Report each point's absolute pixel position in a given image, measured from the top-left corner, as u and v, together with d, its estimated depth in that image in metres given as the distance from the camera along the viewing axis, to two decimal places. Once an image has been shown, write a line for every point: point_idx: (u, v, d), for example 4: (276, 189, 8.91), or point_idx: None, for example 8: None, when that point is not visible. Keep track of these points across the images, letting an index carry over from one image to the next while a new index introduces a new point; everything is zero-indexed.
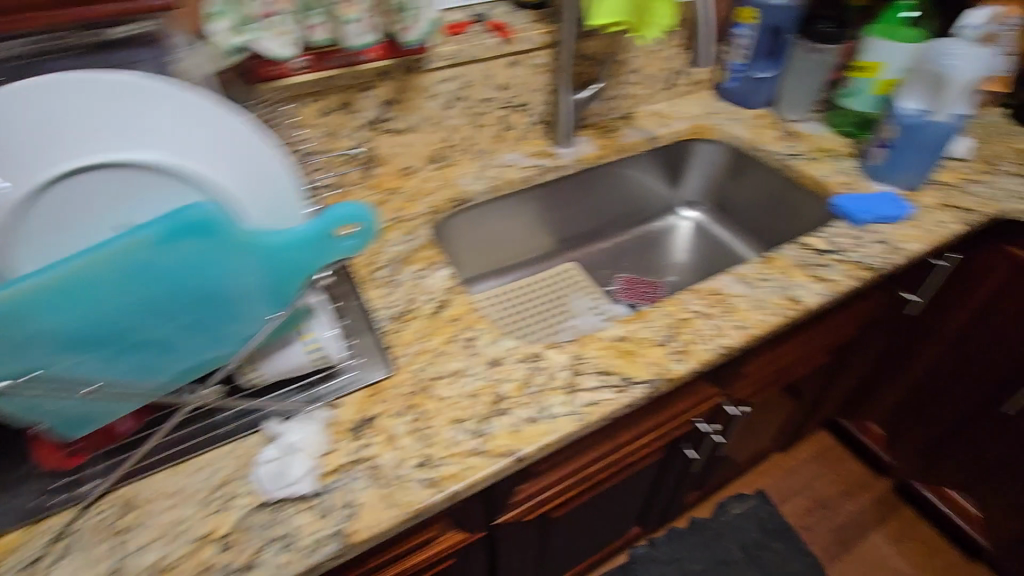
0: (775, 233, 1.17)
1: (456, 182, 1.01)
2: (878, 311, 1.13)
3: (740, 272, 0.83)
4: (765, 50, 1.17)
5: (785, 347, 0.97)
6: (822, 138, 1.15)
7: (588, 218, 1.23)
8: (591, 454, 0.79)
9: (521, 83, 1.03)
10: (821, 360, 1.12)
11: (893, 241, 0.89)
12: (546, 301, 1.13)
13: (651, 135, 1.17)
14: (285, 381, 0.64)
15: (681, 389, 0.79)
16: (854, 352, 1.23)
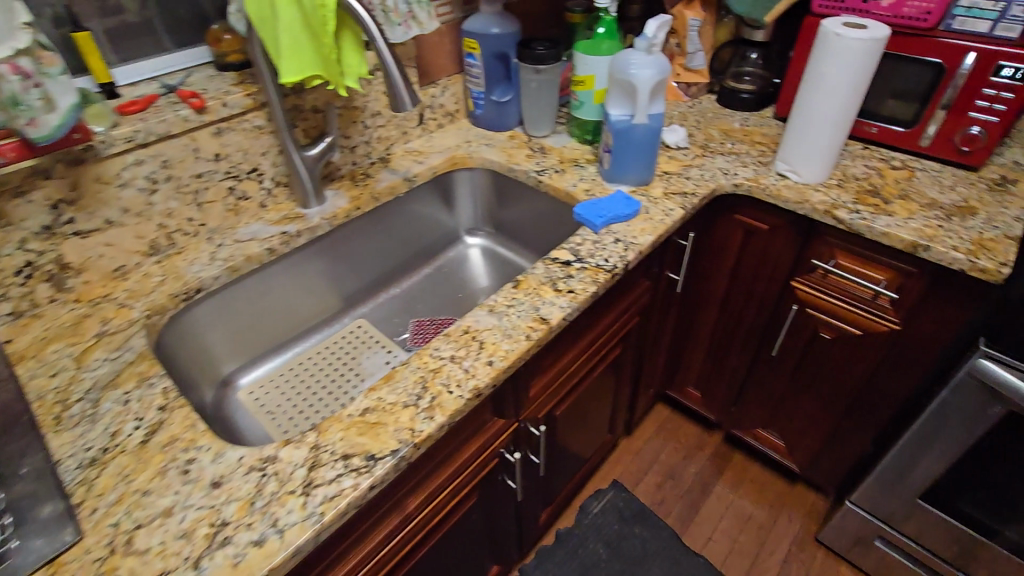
0: (547, 243, 1.23)
1: (184, 272, 0.90)
2: (654, 295, 1.22)
3: (489, 303, 0.82)
4: (497, 76, 1.23)
5: (570, 355, 1.00)
6: (567, 149, 1.21)
7: (368, 269, 1.19)
8: (379, 536, 0.73)
9: (238, 150, 0.96)
10: (616, 352, 1.19)
11: (627, 239, 0.95)
12: (334, 370, 1.06)
13: (407, 175, 1.16)
14: None
15: (450, 435, 0.76)
16: (648, 334, 1.33)
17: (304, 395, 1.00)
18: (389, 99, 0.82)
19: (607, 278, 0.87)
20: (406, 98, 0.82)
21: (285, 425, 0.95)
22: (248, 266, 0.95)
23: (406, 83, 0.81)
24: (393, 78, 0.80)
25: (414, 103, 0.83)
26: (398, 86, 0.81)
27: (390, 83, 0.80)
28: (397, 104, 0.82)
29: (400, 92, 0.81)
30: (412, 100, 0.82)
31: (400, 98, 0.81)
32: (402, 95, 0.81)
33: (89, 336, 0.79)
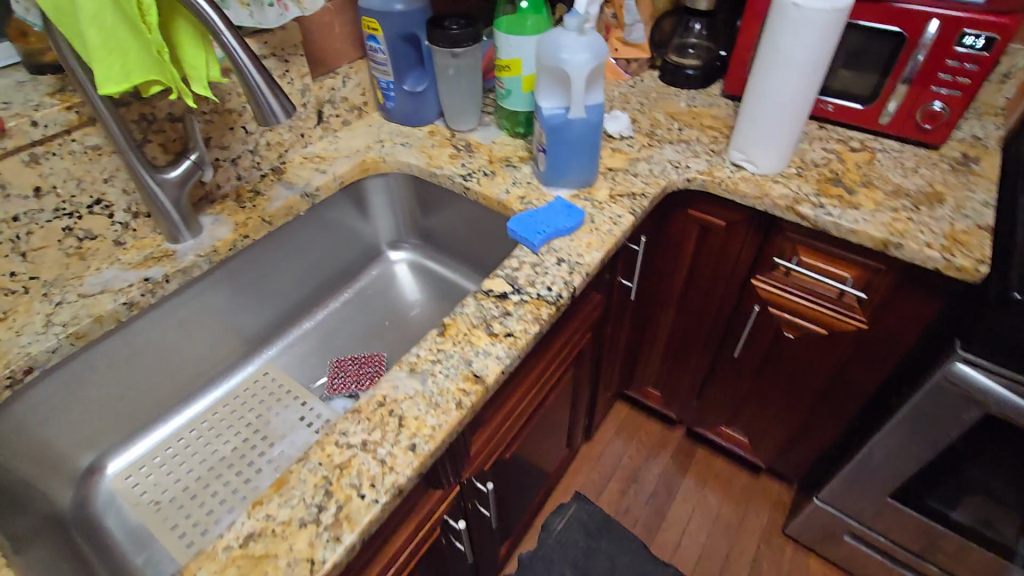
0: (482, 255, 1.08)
1: (6, 349, 0.69)
2: (608, 303, 1.10)
3: (409, 360, 0.66)
4: (409, 61, 1.04)
5: (518, 394, 0.86)
6: (497, 145, 1.05)
7: (271, 304, 1.01)
8: None
9: (68, 179, 0.74)
10: (570, 373, 1.06)
11: (572, 258, 0.80)
12: (237, 435, 0.88)
13: (306, 189, 0.96)
14: None
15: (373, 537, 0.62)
16: (604, 343, 1.21)
17: (199, 474, 0.83)
18: (253, 113, 0.63)
19: (551, 311, 0.73)
20: (276, 108, 0.63)
21: (174, 520, 0.78)
22: (98, 329, 0.75)
23: (273, 89, 0.62)
24: (255, 84, 0.61)
25: (288, 114, 0.65)
26: (263, 94, 0.62)
27: (251, 91, 0.61)
28: (265, 117, 0.63)
29: (266, 102, 0.62)
30: (285, 111, 0.64)
31: (268, 109, 0.63)
32: (271, 105, 0.63)
33: None
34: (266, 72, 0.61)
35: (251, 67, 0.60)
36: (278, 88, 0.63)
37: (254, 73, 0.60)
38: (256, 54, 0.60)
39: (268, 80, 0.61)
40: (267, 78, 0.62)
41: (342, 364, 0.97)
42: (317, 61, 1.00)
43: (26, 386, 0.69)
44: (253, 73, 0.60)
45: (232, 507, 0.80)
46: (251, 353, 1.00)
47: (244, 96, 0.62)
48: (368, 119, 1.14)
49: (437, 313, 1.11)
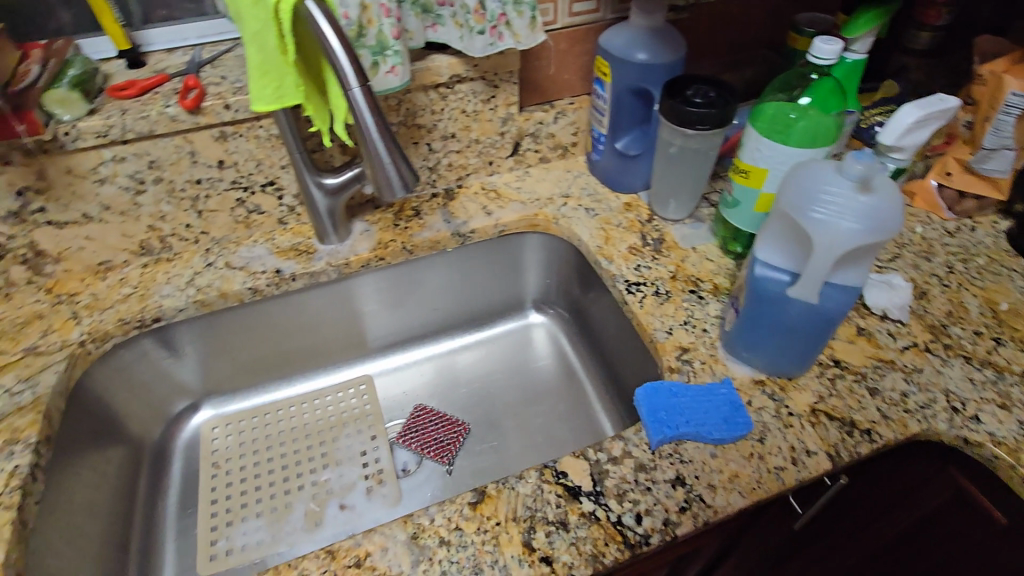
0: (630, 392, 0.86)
1: (151, 293, 0.77)
2: (758, 523, 0.71)
3: (417, 521, 0.53)
4: (633, 119, 0.85)
5: None
6: (695, 255, 0.81)
7: (394, 320, 0.98)
8: None
9: (248, 159, 0.78)
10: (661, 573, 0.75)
11: (697, 487, 0.55)
12: (305, 438, 0.89)
13: (462, 228, 0.88)
14: None
15: None
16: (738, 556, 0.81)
17: (260, 459, 0.86)
18: (372, 179, 0.55)
19: (620, 558, 0.51)
20: (394, 178, 0.54)
21: (218, 492, 0.81)
22: (223, 302, 0.79)
23: (395, 158, 0.53)
24: (375, 149, 0.52)
25: (408, 186, 0.55)
26: (383, 160, 0.53)
27: (373, 156, 0.53)
28: (380, 186, 0.54)
29: (384, 171, 0.54)
30: (404, 183, 0.55)
31: (386, 179, 0.54)
32: (390, 174, 0.54)
33: (19, 348, 0.71)
34: (389, 138, 0.52)
35: (374, 130, 0.51)
36: (402, 157, 0.54)
37: (376, 137, 0.51)
38: (384, 117, 0.52)
39: (390, 148, 0.52)
40: (394, 145, 0.53)
41: (423, 418, 0.92)
42: (537, 88, 0.90)
43: (152, 328, 0.77)
44: (374, 137, 0.52)
45: (259, 513, 0.80)
46: (362, 357, 1.00)
47: (365, 159, 0.54)
48: (569, 162, 0.99)
49: (549, 402, 0.94)
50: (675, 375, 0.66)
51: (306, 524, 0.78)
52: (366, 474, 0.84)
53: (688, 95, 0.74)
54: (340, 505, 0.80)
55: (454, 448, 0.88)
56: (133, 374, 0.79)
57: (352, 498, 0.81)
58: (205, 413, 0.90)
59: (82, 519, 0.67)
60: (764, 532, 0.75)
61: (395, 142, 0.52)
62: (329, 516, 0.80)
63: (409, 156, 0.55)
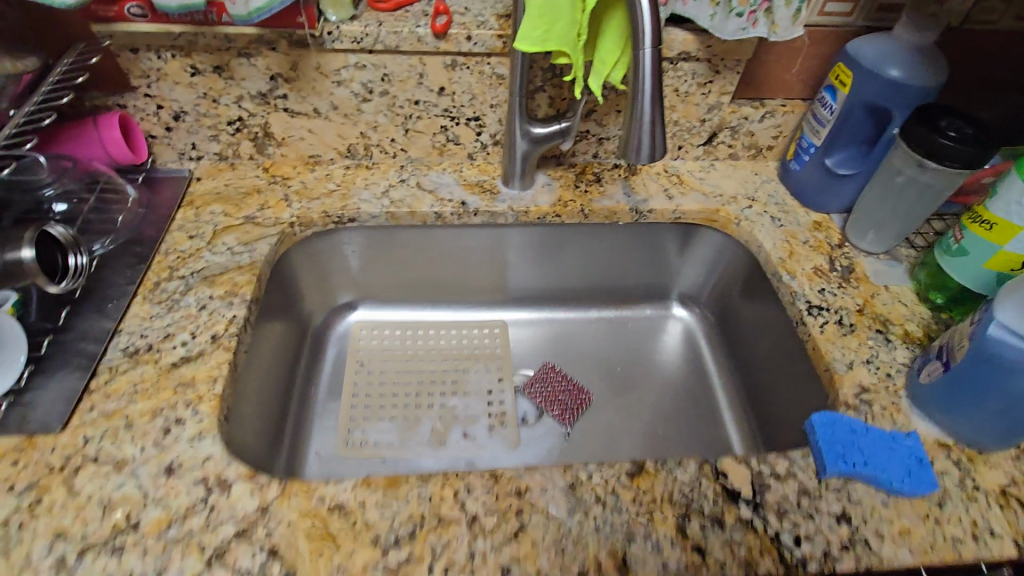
0: (771, 412, 0.83)
1: (351, 195, 0.83)
2: None
3: (577, 473, 0.56)
4: (857, 135, 0.79)
5: None
6: (887, 294, 0.76)
7: (542, 276, 1.00)
8: None
9: (465, 90, 0.81)
10: None
11: (862, 529, 0.54)
12: (439, 363, 0.94)
13: (641, 205, 0.87)
14: None
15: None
16: None
17: (398, 370, 0.92)
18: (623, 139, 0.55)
19: (774, 572, 0.51)
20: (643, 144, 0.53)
21: (360, 387, 0.89)
22: (409, 219, 0.84)
23: (654, 126, 0.52)
24: (640, 111, 0.52)
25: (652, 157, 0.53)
26: (643, 125, 0.52)
27: (634, 119, 0.52)
28: (627, 149, 0.54)
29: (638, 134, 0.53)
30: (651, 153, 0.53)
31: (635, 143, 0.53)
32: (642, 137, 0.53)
33: (240, 215, 0.79)
34: (657, 105, 0.51)
35: (646, 92, 0.51)
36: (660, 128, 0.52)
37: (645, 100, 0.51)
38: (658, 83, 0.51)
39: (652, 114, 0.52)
40: (658, 113, 0.52)
41: (551, 376, 0.95)
42: (753, 81, 0.84)
43: (344, 226, 0.84)
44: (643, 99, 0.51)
45: (392, 417, 0.86)
46: (501, 302, 1.03)
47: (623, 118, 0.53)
48: (759, 164, 0.95)
49: (675, 396, 0.93)
50: (851, 411, 0.63)
51: (432, 440, 0.84)
52: (490, 412, 0.89)
53: (941, 125, 0.66)
54: (462, 433, 0.86)
55: (576, 412, 0.90)
56: (316, 263, 0.86)
57: (474, 430, 0.86)
58: (359, 313, 0.97)
59: (262, 376, 0.75)
60: None
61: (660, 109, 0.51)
62: (452, 441, 0.85)
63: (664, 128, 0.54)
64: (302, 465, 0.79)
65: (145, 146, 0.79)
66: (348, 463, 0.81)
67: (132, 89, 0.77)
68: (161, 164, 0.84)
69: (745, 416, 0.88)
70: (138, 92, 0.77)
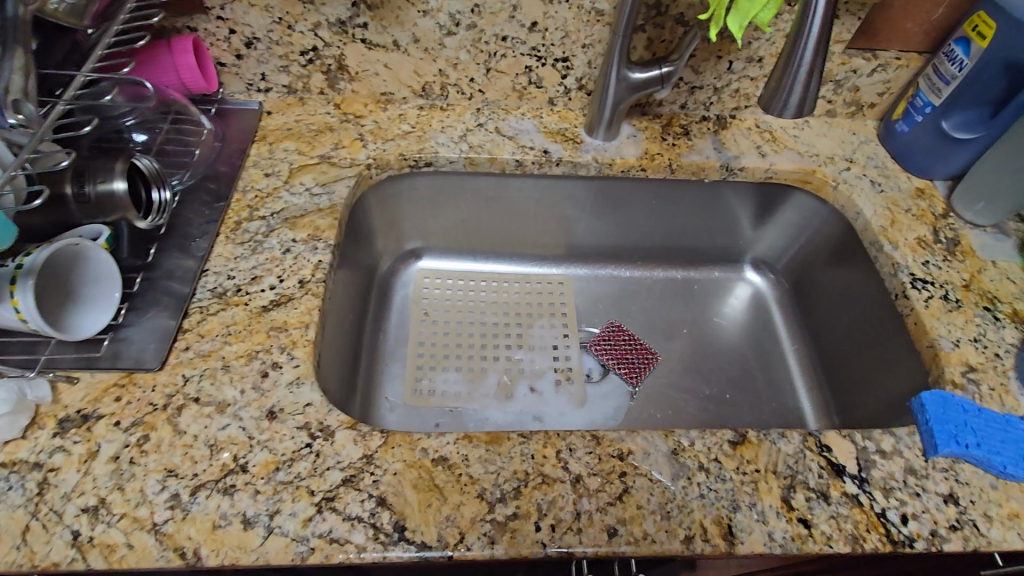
0: (852, 385, 0.80)
1: (428, 137, 0.79)
2: None
3: (679, 440, 0.54)
4: (983, 96, 0.71)
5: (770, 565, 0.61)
6: (994, 271, 0.72)
7: (611, 232, 0.96)
8: None
9: (558, 27, 0.74)
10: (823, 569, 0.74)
11: (971, 511, 0.52)
12: (504, 315, 0.93)
13: (732, 161, 0.82)
14: (23, 334, 0.54)
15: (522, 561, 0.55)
16: None
17: (463, 321, 0.91)
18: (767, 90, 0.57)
19: (881, 549, 0.50)
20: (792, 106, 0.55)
21: (426, 337, 0.88)
22: (488, 166, 0.80)
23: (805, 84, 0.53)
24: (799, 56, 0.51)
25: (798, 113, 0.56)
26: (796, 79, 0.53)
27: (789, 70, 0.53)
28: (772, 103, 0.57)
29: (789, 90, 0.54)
30: (798, 111, 0.56)
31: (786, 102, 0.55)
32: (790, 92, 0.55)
33: (314, 153, 0.75)
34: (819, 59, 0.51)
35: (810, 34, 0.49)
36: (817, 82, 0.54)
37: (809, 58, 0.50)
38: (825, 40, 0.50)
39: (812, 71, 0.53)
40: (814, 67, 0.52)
41: (616, 335, 0.93)
42: (868, 30, 0.77)
43: (419, 170, 0.80)
44: (807, 53, 0.51)
45: (459, 367, 0.86)
46: (567, 257, 1.00)
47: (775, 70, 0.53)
48: (856, 123, 0.88)
49: (744, 362, 0.91)
50: (958, 391, 0.60)
51: (500, 394, 0.84)
52: (556, 367, 0.89)
53: None
54: (530, 388, 0.86)
55: (643, 372, 0.89)
56: (385, 208, 0.84)
57: (541, 385, 0.86)
58: (423, 262, 0.95)
59: (336, 321, 0.75)
60: None
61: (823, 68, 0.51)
62: (519, 395, 0.85)
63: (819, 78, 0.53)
64: (373, 412, 0.79)
65: (214, 74, 0.74)
66: (418, 411, 0.81)
67: (204, 10, 0.71)
68: (228, 95, 0.80)
69: (819, 387, 0.86)
70: (211, 14, 0.72)
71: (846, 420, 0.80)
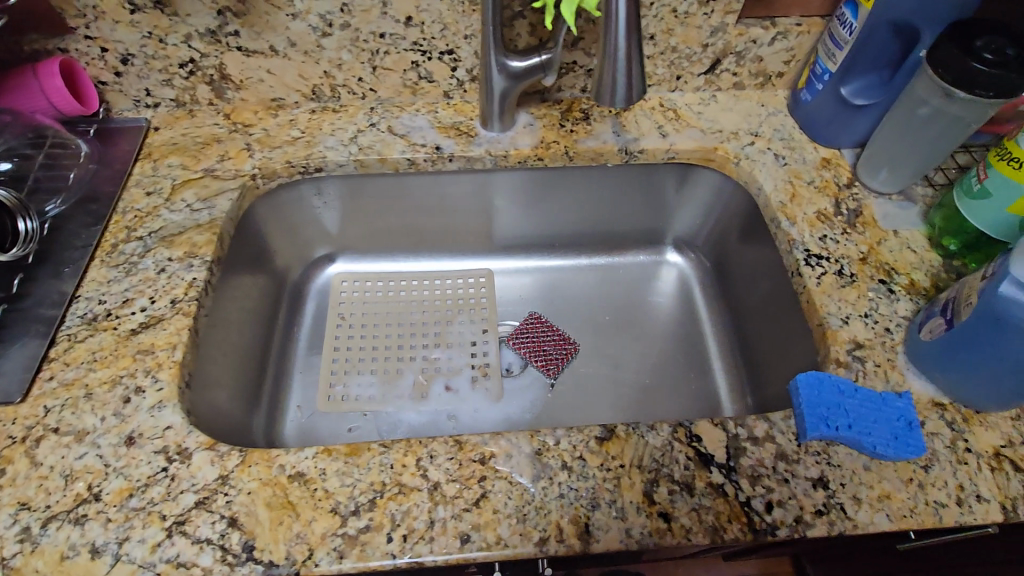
0: (764, 366, 0.80)
1: (317, 142, 0.78)
2: (859, 543, 0.67)
3: (543, 439, 0.54)
4: (878, 60, 0.69)
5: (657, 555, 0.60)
6: (895, 241, 0.69)
7: (528, 222, 0.95)
8: None
9: (434, 19, 0.72)
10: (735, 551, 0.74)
11: (839, 494, 0.51)
12: (422, 314, 0.92)
13: (632, 144, 0.80)
14: None
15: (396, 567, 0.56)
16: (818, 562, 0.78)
17: (380, 323, 0.90)
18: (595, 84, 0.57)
19: (741, 538, 0.49)
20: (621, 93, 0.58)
21: (341, 341, 0.88)
22: (380, 167, 0.78)
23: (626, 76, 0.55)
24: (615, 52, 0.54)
25: (629, 101, 0.59)
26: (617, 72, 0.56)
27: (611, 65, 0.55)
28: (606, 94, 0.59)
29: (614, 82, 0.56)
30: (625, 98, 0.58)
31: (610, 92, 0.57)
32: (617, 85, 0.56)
33: (198, 167, 0.75)
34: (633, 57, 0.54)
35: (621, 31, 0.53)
36: (638, 62, 0.56)
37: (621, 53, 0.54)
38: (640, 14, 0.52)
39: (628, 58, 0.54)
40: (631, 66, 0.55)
41: (538, 326, 0.92)
42: None
43: (312, 176, 0.79)
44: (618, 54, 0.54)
45: (374, 370, 0.86)
46: (489, 251, 0.99)
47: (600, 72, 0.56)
48: (767, 94, 0.85)
49: (666, 346, 0.90)
50: (841, 369, 0.59)
51: (414, 394, 0.84)
52: (473, 364, 0.88)
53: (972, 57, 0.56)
54: (445, 386, 0.85)
55: (563, 363, 0.88)
56: (286, 216, 0.83)
57: (457, 382, 0.86)
58: (339, 266, 0.94)
59: (234, 335, 0.75)
60: (859, 551, 0.71)
61: (639, 48, 0.53)
62: (434, 395, 0.84)
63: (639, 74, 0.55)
64: (284, 422, 0.80)
65: (96, 97, 0.75)
66: (330, 417, 0.81)
67: (69, 30, 0.70)
68: (116, 112, 0.79)
69: (737, 369, 0.86)
70: (77, 34, 0.70)
71: (759, 401, 0.79)
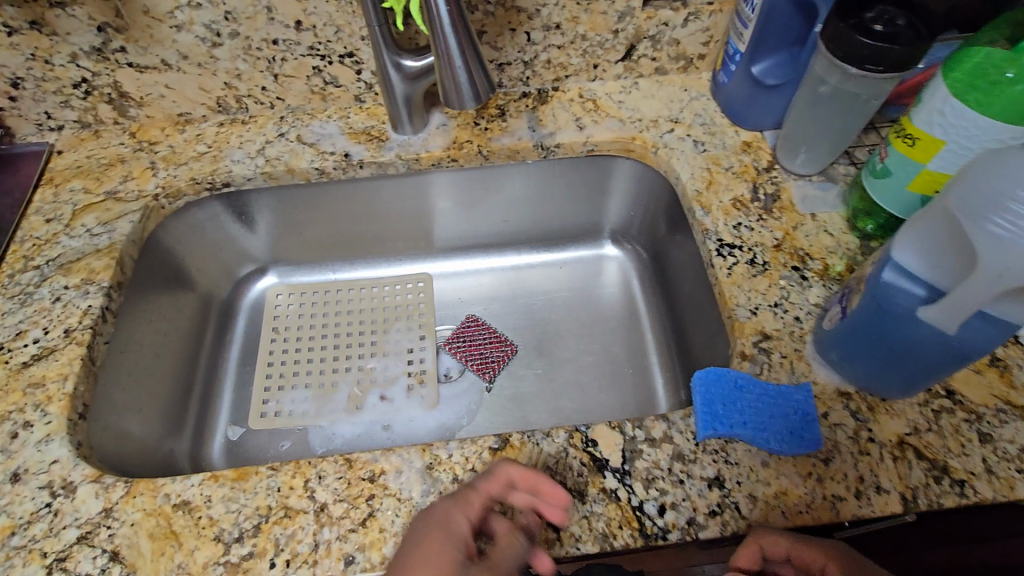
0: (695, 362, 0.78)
1: (223, 156, 0.76)
2: None
3: (435, 454, 0.52)
4: (784, 38, 0.67)
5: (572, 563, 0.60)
6: (812, 224, 0.67)
7: (462, 223, 0.93)
8: None
9: (327, 22, 0.70)
10: None
11: (735, 494, 0.50)
12: (358, 323, 0.90)
13: (547, 139, 0.78)
14: None
15: None
16: None
17: (314, 335, 0.89)
18: (441, 83, 0.63)
19: (631, 545, 0.48)
20: (465, 89, 0.62)
21: (273, 355, 0.86)
22: (290, 178, 0.77)
23: (467, 69, 0.61)
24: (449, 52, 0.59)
25: (479, 99, 0.64)
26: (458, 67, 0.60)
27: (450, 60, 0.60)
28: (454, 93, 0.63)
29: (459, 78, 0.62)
30: (473, 94, 0.63)
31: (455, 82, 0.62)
32: (462, 83, 0.62)
33: (101, 190, 0.73)
34: (469, 54, 0.60)
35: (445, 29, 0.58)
36: (477, 61, 0.61)
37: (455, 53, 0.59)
38: (466, 16, 0.58)
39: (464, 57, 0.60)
40: (472, 57, 0.60)
41: (473, 329, 0.91)
42: None
43: (223, 192, 0.77)
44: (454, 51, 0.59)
45: (308, 384, 0.84)
46: (426, 254, 0.97)
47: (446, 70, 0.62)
48: (690, 78, 0.83)
49: (604, 341, 0.89)
50: (746, 363, 0.57)
51: (348, 406, 0.83)
52: (410, 372, 0.86)
53: (858, 35, 0.54)
54: (380, 396, 0.84)
55: (498, 366, 0.87)
56: (205, 233, 0.82)
57: (393, 392, 0.85)
58: (273, 280, 0.93)
59: (151, 359, 0.74)
60: None
61: (471, 51, 0.59)
62: (369, 405, 0.84)
63: (482, 68, 0.62)
64: (216, 443, 0.79)
65: None
66: (263, 435, 0.81)
67: None
68: (21, 137, 0.77)
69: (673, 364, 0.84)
70: None
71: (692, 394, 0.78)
